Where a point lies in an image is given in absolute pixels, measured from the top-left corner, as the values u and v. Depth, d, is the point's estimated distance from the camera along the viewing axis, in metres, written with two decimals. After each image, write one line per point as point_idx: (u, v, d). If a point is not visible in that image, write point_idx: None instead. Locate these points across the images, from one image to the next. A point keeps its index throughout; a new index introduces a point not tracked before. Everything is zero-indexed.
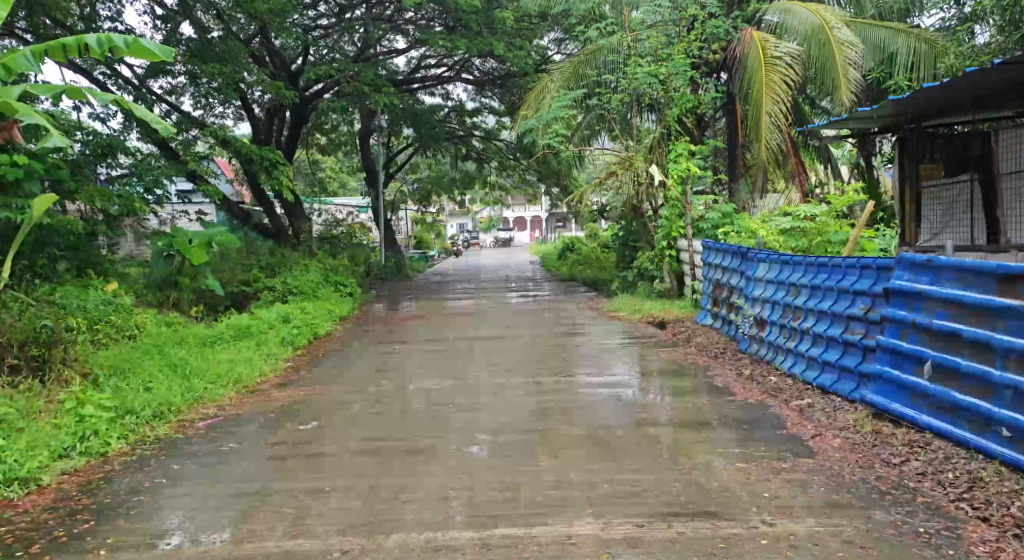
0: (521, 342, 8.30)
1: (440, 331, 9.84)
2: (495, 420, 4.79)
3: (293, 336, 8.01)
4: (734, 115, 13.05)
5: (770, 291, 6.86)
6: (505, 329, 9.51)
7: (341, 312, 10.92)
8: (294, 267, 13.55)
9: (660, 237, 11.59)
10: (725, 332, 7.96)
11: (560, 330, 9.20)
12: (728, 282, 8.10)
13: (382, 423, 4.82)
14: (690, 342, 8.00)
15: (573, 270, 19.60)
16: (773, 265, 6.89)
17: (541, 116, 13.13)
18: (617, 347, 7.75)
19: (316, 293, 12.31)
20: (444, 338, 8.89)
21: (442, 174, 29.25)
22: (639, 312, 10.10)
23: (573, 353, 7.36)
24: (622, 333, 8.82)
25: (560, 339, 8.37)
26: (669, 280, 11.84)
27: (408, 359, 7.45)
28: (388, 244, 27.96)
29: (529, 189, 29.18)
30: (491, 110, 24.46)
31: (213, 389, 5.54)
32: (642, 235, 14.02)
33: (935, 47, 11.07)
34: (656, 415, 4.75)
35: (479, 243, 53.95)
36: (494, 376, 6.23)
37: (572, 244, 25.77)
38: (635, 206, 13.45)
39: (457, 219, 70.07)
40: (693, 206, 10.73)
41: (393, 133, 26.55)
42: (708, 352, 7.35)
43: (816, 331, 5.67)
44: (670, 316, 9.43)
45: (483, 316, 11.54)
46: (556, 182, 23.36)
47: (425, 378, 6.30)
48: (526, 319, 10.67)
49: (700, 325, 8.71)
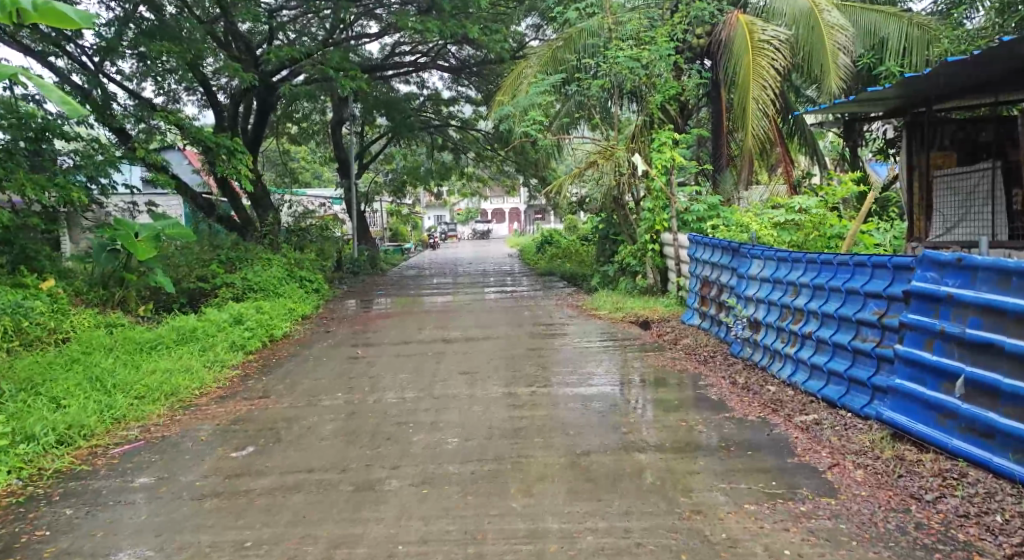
0: (496, 343, 7.68)
1: (410, 330, 9.18)
2: (461, 443, 4.16)
3: (244, 340, 7.32)
4: (718, 103, 12.49)
5: (766, 290, 6.28)
6: (478, 329, 8.86)
7: (304, 311, 10.21)
8: (257, 261, 12.81)
9: (643, 230, 10.99)
10: (715, 334, 7.38)
11: (538, 330, 8.59)
12: (718, 279, 7.53)
13: (330, 446, 4.17)
14: (677, 345, 7.41)
15: (552, 264, 18.97)
16: (769, 262, 6.31)
17: (518, 102, 12.48)
18: (599, 350, 7.16)
19: (278, 290, 11.58)
20: (412, 340, 8.24)
21: (417, 165, 28.48)
22: (621, 310, 9.51)
23: (551, 357, 6.76)
24: (604, 333, 8.22)
25: (537, 341, 7.76)
26: (653, 275, 11.26)
27: (372, 364, 6.80)
28: (361, 237, 27.15)
29: (507, 180, 28.54)
30: (467, 100, 23.72)
31: (138, 406, 4.87)
32: (623, 228, 13.43)
33: (928, 31, 10.54)
34: (645, 436, 4.16)
35: (456, 234, 53.22)
36: (463, 386, 5.60)
37: (551, 237, 25.12)
38: (616, 198, 12.86)
39: (434, 211, 69.21)
40: (679, 199, 10.19)
41: (366, 122, 25.74)
42: (697, 357, 6.78)
43: (820, 337, 5.08)
44: (654, 315, 8.85)
45: (456, 314, 10.88)
46: (534, 172, 22.73)
47: (386, 389, 5.64)
48: (501, 317, 10.03)
49: (688, 325, 8.15)
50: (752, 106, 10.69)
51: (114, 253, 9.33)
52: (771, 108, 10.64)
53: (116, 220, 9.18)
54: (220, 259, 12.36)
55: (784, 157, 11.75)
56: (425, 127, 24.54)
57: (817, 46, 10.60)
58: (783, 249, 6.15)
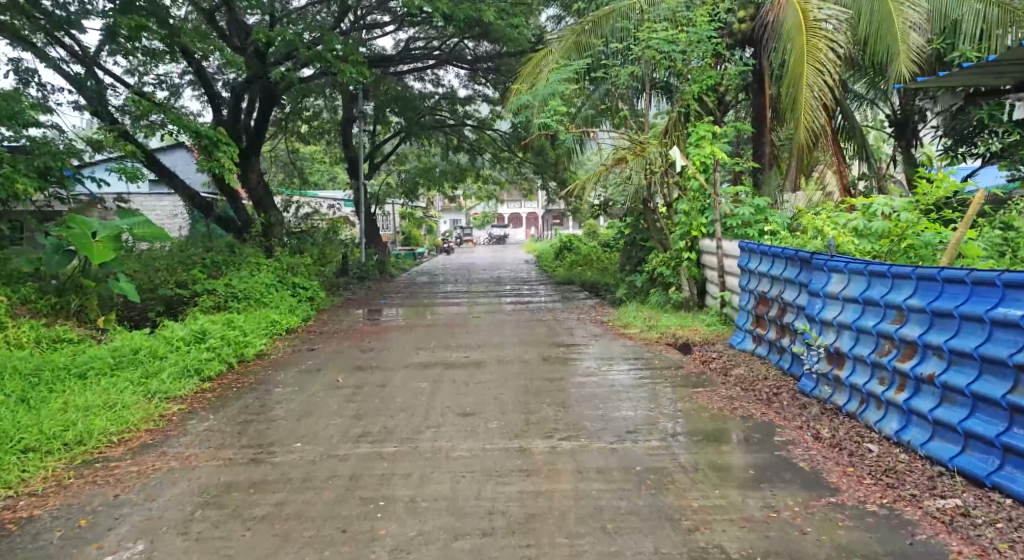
0: (507, 370, 6.36)
1: (408, 347, 7.90)
2: (449, 543, 2.85)
3: (202, 362, 6.09)
4: (761, 95, 11.09)
5: (851, 313, 4.90)
6: (487, 349, 7.54)
7: (289, 324, 8.92)
8: (247, 266, 11.54)
9: (678, 236, 9.66)
10: (779, 364, 6.02)
11: (557, 352, 7.23)
12: (780, 296, 6.14)
13: (257, 543, 2.87)
14: (728, 377, 6.04)
15: (572, 272, 17.54)
16: (856, 278, 4.93)
17: (537, 91, 11.18)
18: (633, 382, 5.80)
19: (266, 298, 10.35)
20: (407, 363, 6.91)
21: (431, 166, 27.21)
22: (654, 328, 8.13)
23: (575, 392, 5.43)
24: (637, 359, 6.85)
25: (555, 368, 6.43)
26: (688, 287, 9.83)
27: (356, 394, 5.51)
28: (370, 240, 25.90)
29: (526, 184, 27.16)
30: (484, 99, 22.39)
31: (16, 469, 3.66)
32: (652, 234, 12.02)
33: (1012, 10, 8.89)
34: (721, 541, 2.80)
35: (472, 239, 52.15)
36: (459, 437, 4.26)
37: (571, 243, 23.65)
38: (647, 198, 11.50)
39: (450, 215, 68.13)
40: (723, 197, 8.79)
41: (378, 121, 24.62)
42: (757, 394, 5.40)
43: (948, 384, 3.73)
44: (695, 336, 7.47)
45: (462, 329, 9.52)
46: (554, 174, 21.36)
47: (360, 438, 4.32)
48: (516, 332, 8.71)
49: (739, 350, 6.79)
50: (805, 96, 9.31)
51: (68, 255, 8.19)
52: (829, 98, 9.27)
53: (71, 216, 8.02)
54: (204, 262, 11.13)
55: (835, 156, 10.36)
56: (439, 126, 23.26)
57: (883, 25, 9.20)
58: (874, 262, 4.78)
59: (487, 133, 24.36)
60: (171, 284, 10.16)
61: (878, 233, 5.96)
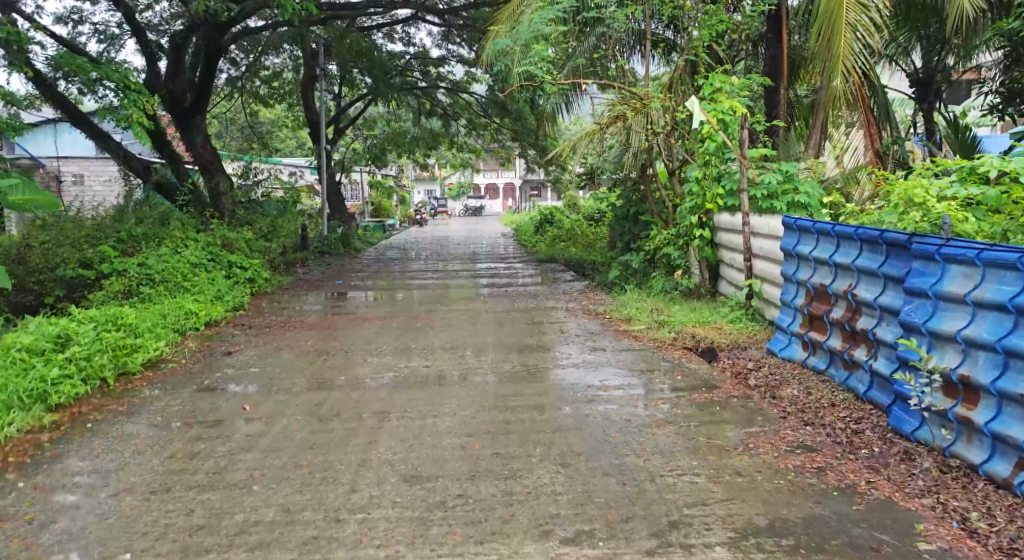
0: (482, 391, 4.70)
1: (355, 349, 6.20)
2: None
3: (50, 386, 4.37)
4: (779, 44, 9.39)
5: (991, 327, 3.28)
6: (455, 355, 5.86)
7: (207, 316, 7.17)
8: (171, 240, 9.68)
9: (689, 209, 8.05)
10: (853, 389, 4.41)
11: (546, 360, 5.59)
12: (852, 292, 4.49)
13: None
14: (781, 402, 4.45)
15: (555, 249, 15.91)
16: (999, 274, 3.31)
17: (518, 33, 9.42)
18: (653, 412, 4.18)
19: (190, 280, 8.58)
20: (347, 375, 5.23)
21: (402, 132, 25.25)
22: (665, 325, 6.53)
23: (578, 433, 3.79)
24: (651, 370, 5.24)
25: (545, 387, 4.78)
26: (698, 270, 8.25)
27: (263, 434, 3.83)
28: (336, 210, 24.02)
29: (503, 152, 25.27)
30: (458, 60, 20.52)
31: None
32: (648, 206, 10.39)
33: None
34: None
35: (446, 212, 50.31)
36: (402, 541, 2.64)
37: (552, 216, 21.95)
38: (646, 163, 9.82)
39: (424, 185, 65.89)
40: (747, 160, 7.14)
41: (345, 81, 22.67)
42: (832, 435, 3.82)
43: None
44: (721, 339, 5.87)
45: (426, 321, 7.84)
46: (535, 142, 19.59)
47: (243, 538, 2.67)
48: (493, 328, 7.03)
49: (785, 362, 5.19)
50: (845, 38, 7.68)
51: None
52: (873, 42, 7.72)
53: None
54: (119, 236, 9.28)
55: (865, 117, 8.81)
56: (409, 88, 21.34)
57: None
58: None
59: (462, 96, 22.38)
60: (71, 263, 8.34)
61: (987, 205, 4.41)
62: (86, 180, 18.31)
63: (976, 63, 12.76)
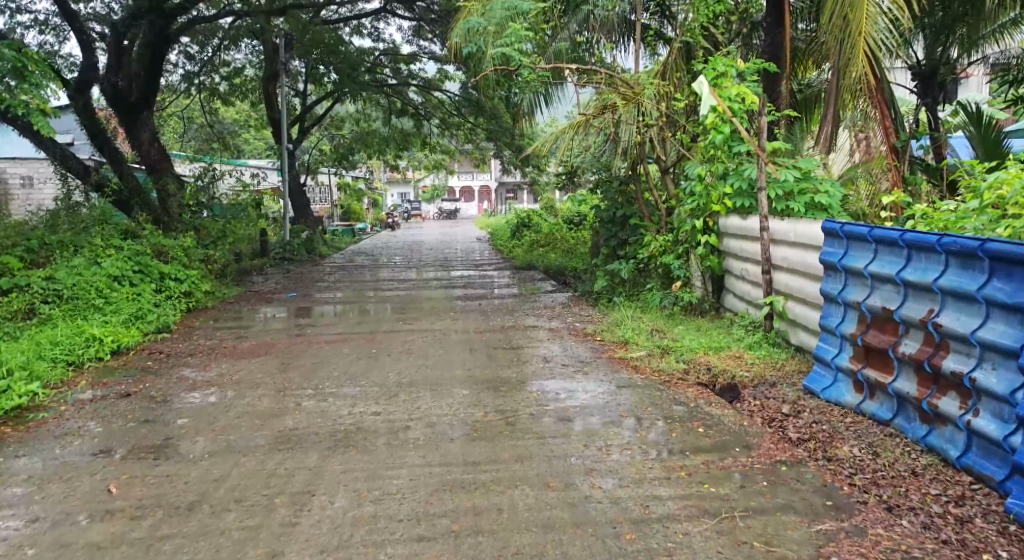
0: (442, 455, 3.54)
1: (291, 387, 5.00)
2: None
3: None
4: (777, 29, 8.29)
5: None
6: (413, 395, 4.68)
7: (114, 344, 5.94)
8: (91, 249, 8.35)
9: (693, 213, 6.93)
10: (941, 451, 3.29)
11: (528, 401, 4.44)
12: (936, 322, 3.37)
13: None
14: (845, 467, 3.35)
15: (534, 255, 14.76)
16: None
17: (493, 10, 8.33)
18: (677, 490, 3.06)
19: (106, 295, 7.33)
20: (270, 429, 4.02)
21: (372, 132, 23.96)
22: (670, 352, 5.43)
23: (578, 538, 2.68)
24: (659, 415, 4.14)
25: (530, 445, 3.65)
26: (700, 281, 7.19)
27: (124, 541, 2.68)
28: (300, 213, 22.70)
29: (478, 153, 24.03)
30: (431, 57, 19.29)
31: None
32: (638, 209, 9.30)
33: None
34: None
35: (420, 215, 49.08)
36: None
37: (530, 220, 20.79)
38: (637, 160, 8.71)
39: (397, 186, 64.47)
40: (764, 152, 5.91)
41: (311, 78, 21.34)
42: (933, 532, 2.73)
43: None
44: (744, 371, 4.78)
45: (385, 343, 6.63)
46: (512, 143, 18.39)
47: None
48: (463, 355, 5.86)
49: (832, 407, 4.08)
50: (870, 9, 6.52)
51: None
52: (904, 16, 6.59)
53: None
54: (28, 244, 7.95)
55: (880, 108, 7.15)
56: (378, 87, 20.07)
57: None
58: None
59: (434, 95, 21.12)
60: None
61: None
62: (35, 183, 16.89)
63: (985, 54, 11.83)
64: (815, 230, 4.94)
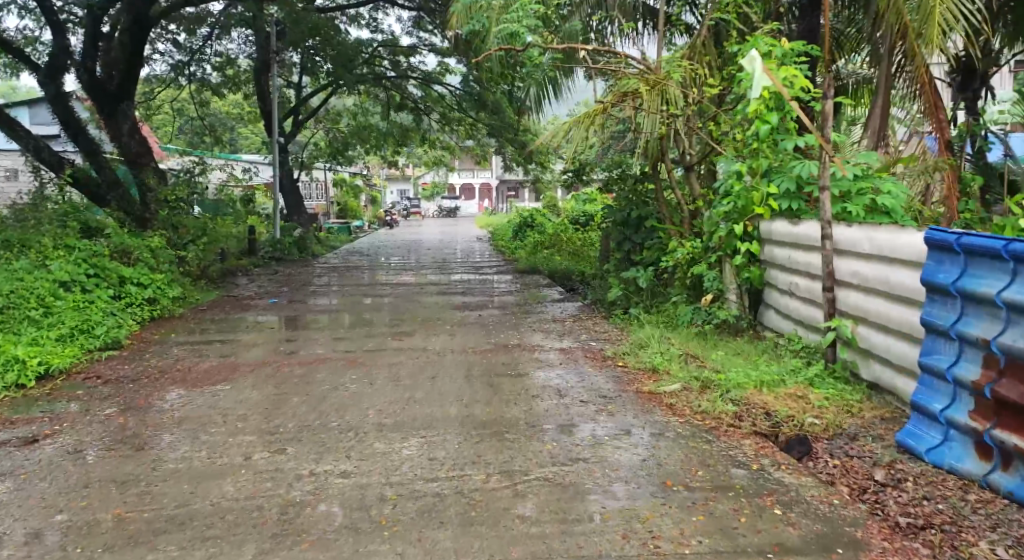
0: (427, 554, 2.56)
1: (246, 429, 4.02)
2: None
3: None
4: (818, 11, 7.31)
5: None
6: (396, 445, 3.69)
7: (43, 367, 4.98)
8: (39, 250, 7.37)
9: (728, 216, 5.94)
10: None
11: (541, 459, 3.46)
12: None
13: None
14: None
15: (539, 257, 13.75)
16: None
17: None
18: None
19: (49, 305, 6.36)
20: (206, 498, 3.06)
21: (369, 125, 22.92)
22: (713, 387, 4.46)
23: None
24: (716, 483, 3.16)
25: (548, 537, 2.67)
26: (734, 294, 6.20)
27: None
28: (293, 210, 21.72)
29: (479, 149, 22.94)
30: (431, 50, 18.26)
31: None
32: (657, 212, 8.29)
33: None
34: None
35: (420, 212, 48.04)
36: None
37: (534, 219, 19.77)
38: (658, 156, 7.67)
39: (397, 183, 63.43)
40: (827, 146, 4.85)
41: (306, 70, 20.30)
42: None
43: None
44: (812, 417, 3.80)
45: (370, 366, 5.65)
46: (516, 140, 17.36)
47: None
48: (460, 386, 4.86)
49: (947, 477, 3.08)
50: None
51: None
52: None
53: None
54: None
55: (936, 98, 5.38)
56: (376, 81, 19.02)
57: None
58: None
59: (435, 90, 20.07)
60: None
61: None
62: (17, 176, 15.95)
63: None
64: (896, 240, 3.95)
